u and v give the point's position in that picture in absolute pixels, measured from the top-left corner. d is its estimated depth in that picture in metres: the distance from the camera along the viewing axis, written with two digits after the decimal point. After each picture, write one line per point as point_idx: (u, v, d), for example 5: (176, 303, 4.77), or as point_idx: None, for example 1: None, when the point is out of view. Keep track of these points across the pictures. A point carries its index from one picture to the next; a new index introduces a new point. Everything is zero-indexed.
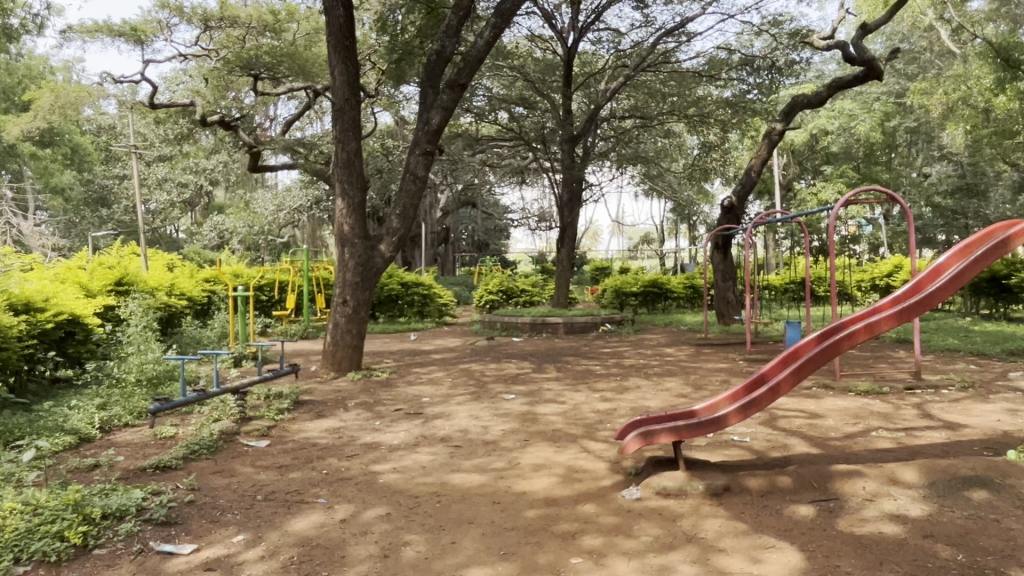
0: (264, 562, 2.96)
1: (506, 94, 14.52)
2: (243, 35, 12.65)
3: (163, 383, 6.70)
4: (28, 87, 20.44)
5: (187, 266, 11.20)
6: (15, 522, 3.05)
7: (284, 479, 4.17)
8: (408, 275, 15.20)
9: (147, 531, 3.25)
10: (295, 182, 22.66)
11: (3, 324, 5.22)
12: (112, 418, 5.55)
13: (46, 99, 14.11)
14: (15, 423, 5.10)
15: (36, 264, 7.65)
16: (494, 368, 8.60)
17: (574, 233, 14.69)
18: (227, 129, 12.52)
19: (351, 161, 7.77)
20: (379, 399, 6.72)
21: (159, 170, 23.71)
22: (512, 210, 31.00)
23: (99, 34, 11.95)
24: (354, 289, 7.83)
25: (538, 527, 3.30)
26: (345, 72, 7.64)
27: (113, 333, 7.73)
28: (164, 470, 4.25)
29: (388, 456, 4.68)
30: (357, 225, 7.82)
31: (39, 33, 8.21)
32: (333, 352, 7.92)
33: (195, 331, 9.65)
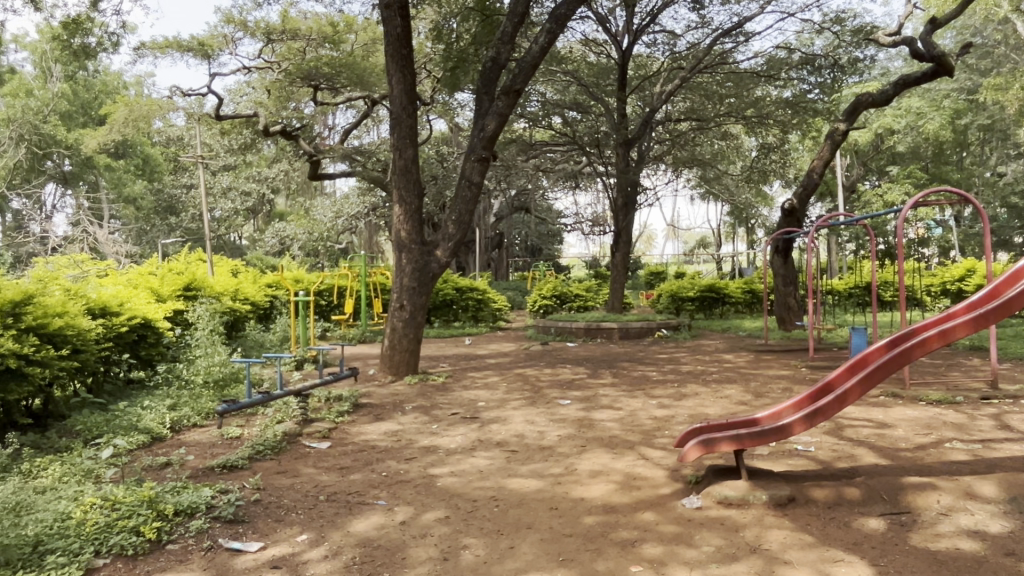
0: (328, 562, 3.02)
1: (559, 99, 14.46)
2: (304, 47, 13.05)
3: (229, 385, 6.97)
4: (104, 102, 21.58)
5: (251, 271, 11.56)
6: (95, 516, 3.20)
7: (345, 480, 4.25)
8: (463, 279, 15.37)
9: (216, 528, 3.36)
10: (352, 190, 23.20)
11: (83, 328, 5.50)
12: (182, 417, 5.79)
13: (121, 114, 14.82)
14: (93, 423, 5.36)
15: (112, 271, 8.04)
16: (549, 373, 8.58)
17: (629, 237, 14.57)
18: (289, 139, 12.85)
19: (408, 167, 7.90)
20: (436, 403, 6.79)
21: (223, 180, 24.62)
22: (565, 215, 30.95)
23: (170, 50, 12.47)
24: (412, 294, 7.93)
25: (597, 534, 3.27)
26: (403, 80, 7.77)
27: (181, 336, 8.03)
28: (231, 469, 4.39)
29: (446, 460, 4.72)
30: (414, 231, 7.92)
31: (114, 50, 8.62)
32: (391, 356, 8.05)
33: (258, 335, 9.96)
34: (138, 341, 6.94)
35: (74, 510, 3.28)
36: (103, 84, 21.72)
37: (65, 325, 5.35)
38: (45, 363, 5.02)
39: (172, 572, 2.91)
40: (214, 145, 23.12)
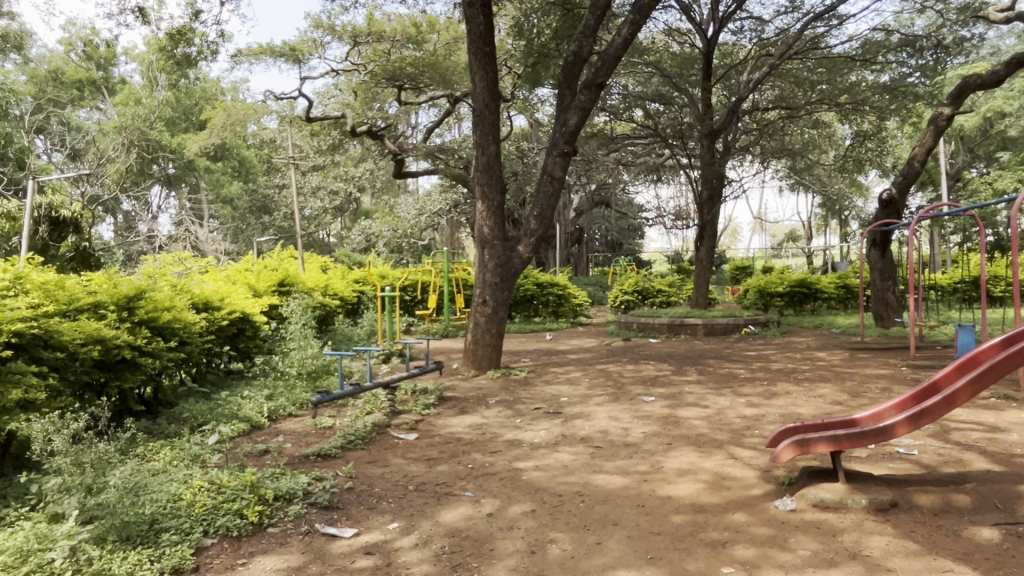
0: (418, 551, 3.10)
1: (641, 91, 14.22)
2: (389, 48, 13.40)
3: (321, 377, 7.27)
4: (203, 107, 22.83)
5: (339, 268, 11.99)
6: (203, 499, 3.41)
7: (432, 471, 4.35)
8: (544, 275, 15.39)
9: (313, 513, 3.51)
10: (434, 188, 23.65)
11: (188, 323, 5.85)
12: (279, 407, 6.07)
13: (219, 118, 15.61)
14: (198, 411, 5.69)
15: (212, 268, 8.50)
16: (632, 370, 8.48)
17: (714, 230, 14.18)
18: (375, 138, 13.12)
19: (491, 164, 7.96)
20: (519, 397, 6.84)
21: (313, 180, 25.55)
22: (646, 209, 30.43)
23: (264, 56, 13.05)
24: (494, 290, 8.01)
25: (686, 533, 3.22)
26: (486, 77, 7.84)
27: (276, 330, 8.40)
28: (324, 458, 4.57)
29: (531, 454, 4.75)
30: (496, 226, 7.99)
31: (213, 58, 9.06)
32: (474, 350, 8.15)
33: (347, 329, 10.31)
34: (237, 335, 7.32)
35: (184, 492, 3.50)
36: (203, 90, 22.96)
37: (173, 318, 5.70)
38: (155, 354, 5.38)
39: (274, 554, 3.06)
40: (304, 147, 23.99)
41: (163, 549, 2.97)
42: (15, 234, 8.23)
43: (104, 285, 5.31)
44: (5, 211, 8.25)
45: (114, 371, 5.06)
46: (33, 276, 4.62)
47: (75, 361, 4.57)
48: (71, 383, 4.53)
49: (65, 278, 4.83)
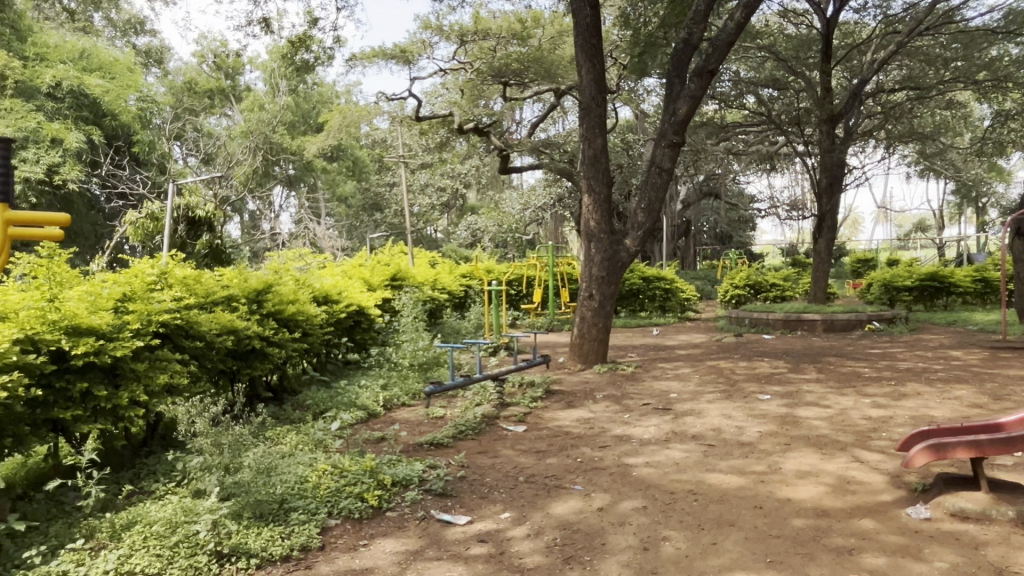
0: (530, 541, 3.14)
1: (754, 77, 13.63)
2: (495, 45, 13.38)
3: (431, 368, 7.51)
4: (320, 111, 24.06)
5: (447, 263, 12.28)
6: (327, 481, 3.60)
7: (542, 463, 4.39)
8: (650, 269, 15.12)
9: (428, 500, 3.63)
10: (539, 182, 23.72)
11: (309, 315, 6.20)
12: (393, 396, 6.31)
13: (336, 121, 16.35)
14: (320, 398, 6.01)
15: (330, 263, 8.94)
16: (745, 367, 8.17)
17: (834, 221, 13.42)
18: (481, 134, 13.17)
19: (597, 157, 7.88)
20: (627, 392, 6.76)
21: (421, 177, 26.08)
22: (759, 200, 29.19)
23: (377, 59, 13.52)
24: (601, 283, 7.95)
25: (808, 537, 3.08)
26: (592, 70, 7.77)
27: (390, 322, 8.75)
28: (437, 446, 4.72)
29: (641, 450, 4.69)
30: (603, 220, 7.93)
31: (329, 63, 9.49)
32: (580, 344, 8.11)
33: (455, 323, 10.57)
34: (354, 327, 7.69)
35: (311, 474, 3.70)
36: (320, 95, 24.18)
37: (297, 310, 6.06)
38: (282, 344, 5.73)
39: (392, 536, 3.19)
40: (413, 145, 24.63)
41: (293, 527, 3.16)
42: (157, 233, 8.94)
43: (235, 279, 5.69)
44: (149, 212, 8.99)
45: (246, 359, 5.42)
46: (176, 271, 4.99)
47: (212, 349, 4.92)
48: (210, 370, 4.90)
49: (201, 273, 5.20)
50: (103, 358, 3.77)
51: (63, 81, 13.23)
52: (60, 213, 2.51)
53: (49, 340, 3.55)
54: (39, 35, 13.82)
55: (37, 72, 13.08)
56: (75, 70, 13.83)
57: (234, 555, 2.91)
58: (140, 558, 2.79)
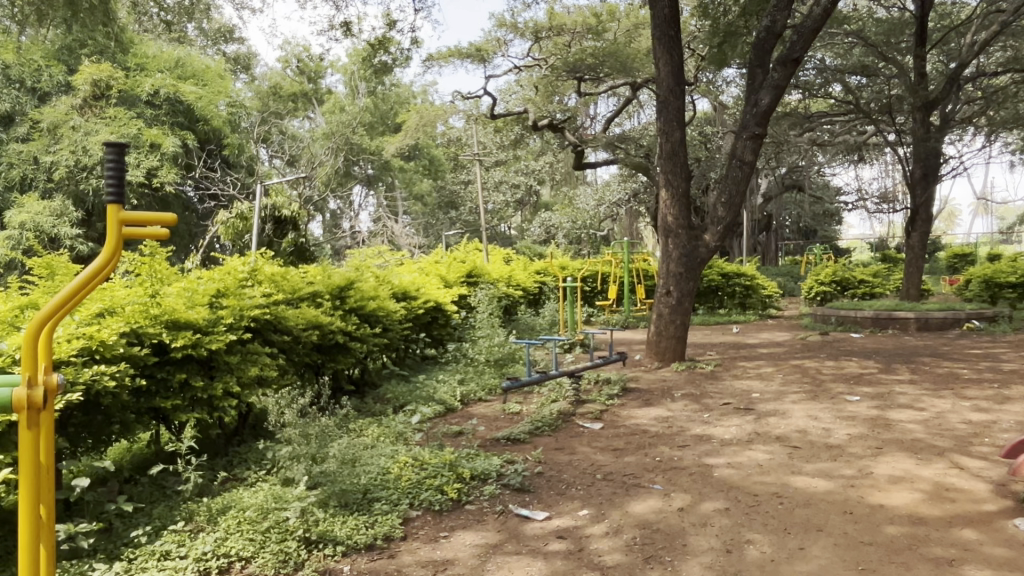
0: (609, 539, 3.12)
1: (842, 64, 13.03)
2: (570, 41, 13.36)
3: (508, 364, 7.49)
4: (397, 111, 24.60)
5: (521, 259, 12.31)
6: (408, 473, 3.69)
7: (619, 462, 4.34)
8: (730, 265, 14.73)
9: (506, 494, 3.66)
10: (614, 177, 23.45)
11: (388, 310, 6.35)
12: (470, 391, 6.40)
13: (414, 121, 16.67)
14: (399, 392, 6.15)
15: (408, 260, 9.13)
16: (832, 366, 7.84)
17: (929, 214, 12.69)
18: (555, 130, 13.13)
19: (675, 151, 7.73)
20: (706, 391, 6.61)
21: (496, 174, 25.88)
22: (845, 192, 27.94)
23: (453, 59, 13.69)
24: (678, 280, 7.81)
25: (903, 545, 2.94)
26: (670, 62, 7.61)
27: (466, 319, 8.85)
28: (514, 442, 4.75)
29: (722, 450, 4.57)
30: (681, 215, 7.77)
31: (406, 65, 9.67)
32: (657, 342, 7.98)
33: (530, 319, 10.58)
34: (432, 322, 7.83)
35: (393, 466, 3.80)
36: (397, 96, 24.70)
37: (377, 306, 6.23)
38: (363, 339, 5.90)
39: (472, 529, 3.24)
40: (488, 143, 24.79)
41: (376, 517, 3.26)
42: (246, 232, 9.36)
43: (320, 276, 5.90)
44: (239, 212, 9.43)
45: (329, 353, 5.61)
46: (265, 268, 5.21)
47: (298, 343, 5.12)
48: (296, 363, 5.10)
49: (288, 270, 5.40)
50: (200, 350, 3.98)
51: (160, 88, 14.05)
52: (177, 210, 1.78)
53: (152, 333, 3.77)
54: (140, 46, 14.82)
55: (137, 82, 13.94)
56: (171, 78, 14.61)
57: (321, 542, 3.01)
58: (235, 542, 2.93)
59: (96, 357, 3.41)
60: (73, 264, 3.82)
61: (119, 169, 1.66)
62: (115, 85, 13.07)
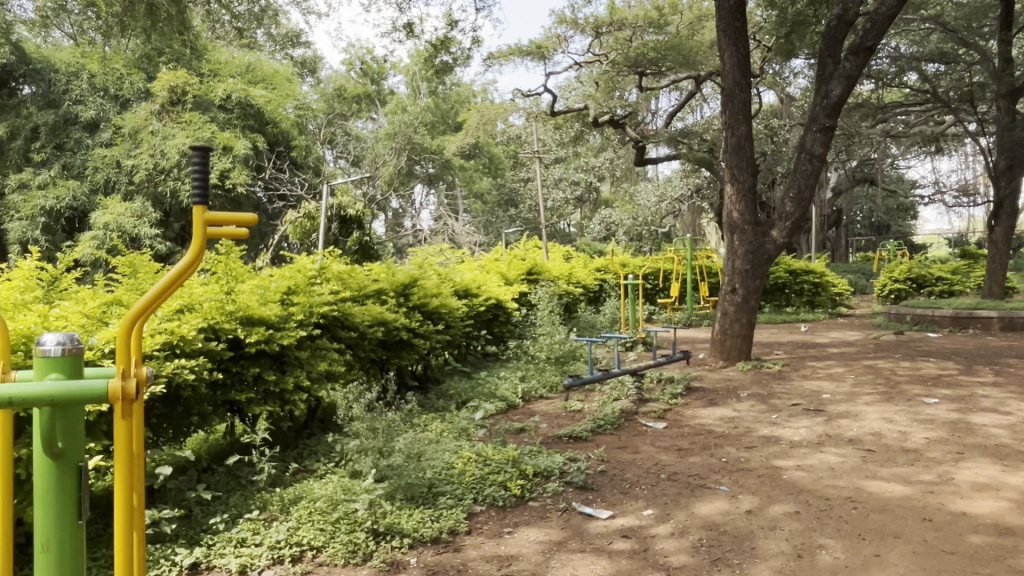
0: (675, 540, 3.08)
1: (918, 51, 12.45)
2: (631, 36, 13.10)
3: (569, 361, 7.46)
4: (458, 110, 24.86)
5: (581, 256, 12.26)
6: (472, 469, 3.73)
7: (684, 462, 4.28)
8: (797, 262, 14.32)
9: (569, 492, 3.65)
10: (676, 173, 23.09)
11: (451, 307, 6.43)
12: (531, 388, 6.42)
13: (474, 119, 16.77)
14: (461, 388, 6.22)
15: (469, 258, 9.22)
16: (908, 367, 7.52)
17: (1014, 207, 12.03)
18: (616, 126, 12.98)
19: (741, 145, 7.54)
20: (773, 392, 6.43)
21: (555, 171, 25.77)
22: (921, 185, 26.74)
23: (513, 57, 13.72)
24: (744, 277, 7.63)
25: (989, 556, 2.80)
26: (736, 53, 7.44)
27: (526, 316, 8.87)
28: (576, 440, 4.74)
29: (791, 452, 4.45)
30: (747, 210, 7.58)
31: (467, 64, 9.74)
32: (722, 340, 7.81)
33: (590, 317, 10.51)
34: (493, 319, 7.89)
35: (457, 461, 3.85)
36: (457, 95, 24.96)
37: (440, 304, 6.32)
38: (426, 335, 6.00)
39: (535, 526, 3.24)
40: (547, 140, 24.73)
41: (441, 511, 3.31)
42: (314, 231, 9.64)
43: (385, 274, 6.01)
44: (307, 212, 9.71)
45: (393, 349, 5.72)
46: (333, 266, 5.34)
47: (364, 339, 5.24)
48: (363, 358, 5.23)
49: (355, 268, 5.52)
50: (273, 345, 4.12)
51: (232, 93, 14.61)
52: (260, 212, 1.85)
53: (227, 329, 3.91)
54: (212, 53, 15.48)
55: (211, 87, 14.53)
56: (242, 83, 15.16)
57: (389, 534, 3.08)
58: (306, 531, 3.04)
59: (177, 351, 3.57)
60: (155, 263, 4.01)
61: (204, 170, 1.72)
62: (190, 91, 13.67)
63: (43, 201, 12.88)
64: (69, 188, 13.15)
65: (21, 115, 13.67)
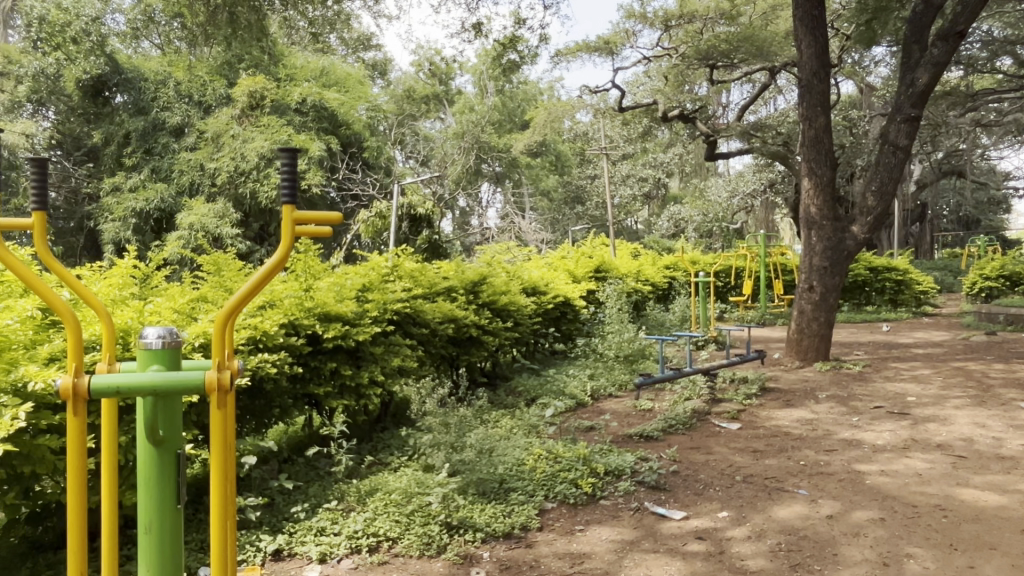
0: (751, 543, 3.00)
1: (1013, 35, 11.72)
2: (702, 28, 12.83)
3: (638, 360, 7.37)
4: (524, 109, 24.94)
5: (650, 254, 12.10)
6: (543, 466, 3.74)
7: (760, 464, 4.17)
8: (879, 259, 13.72)
9: (641, 492, 3.62)
10: (749, 168, 22.46)
11: (519, 304, 6.45)
12: (600, 387, 6.38)
13: (541, 117, 16.71)
14: (530, 385, 6.24)
15: (537, 256, 9.24)
16: (1002, 370, 7.10)
17: None
18: (686, 121, 12.71)
19: (819, 138, 7.27)
20: (854, 393, 6.19)
21: (623, 167, 25.44)
22: (1015, 176, 25.18)
23: (581, 53, 13.63)
24: (823, 274, 7.38)
25: None
26: (814, 43, 7.18)
27: (595, 314, 8.82)
28: (647, 439, 4.69)
29: (875, 457, 4.27)
30: (826, 205, 7.31)
31: (533, 62, 9.74)
32: (798, 340, 7.55)
33: (659, 314, 10.36)
34: (561, 318, 7.88)
35: (528, 458, 3.87)
36: (524, 93, 25.00)
37: (509, 301, 6.35)
38: (495, 332, 6.03)
39: (607, 525, 3.23)
40: (614, 136, 24.49)
41: (513, 507, 3.33)
42: (385, 230, 9.84)
43: (454, 272, 6.08)
44: (378, 211, 9.93)
45: (463, 346, 5.78)
46: (405, 264, 5.43)
47: (435, 336, 5.32)
48: (433, 355, 5.31)
49: (426, 266, 5.61)
50: (349, 341, 4.23)
51: (307, 97, 15.10)
52: (345, 211, 1.89)
53: (306, 324, 4.04)
54: (288, 58, 16.04)
55: (287, 92, 15.07)
56: (316, 87, 15.64)
57: (461, 527, 3.12)
58: (383, 522, 3.11)
59: (261, 346, 3.71)
60: (238, 262, 4.17)
61: (293, 173, 1.78)
62: (267, 96, 14.14)
63: (134, 203, 13.69)
64: (157, 191, 13.87)
65: (114, 123, 14.51)
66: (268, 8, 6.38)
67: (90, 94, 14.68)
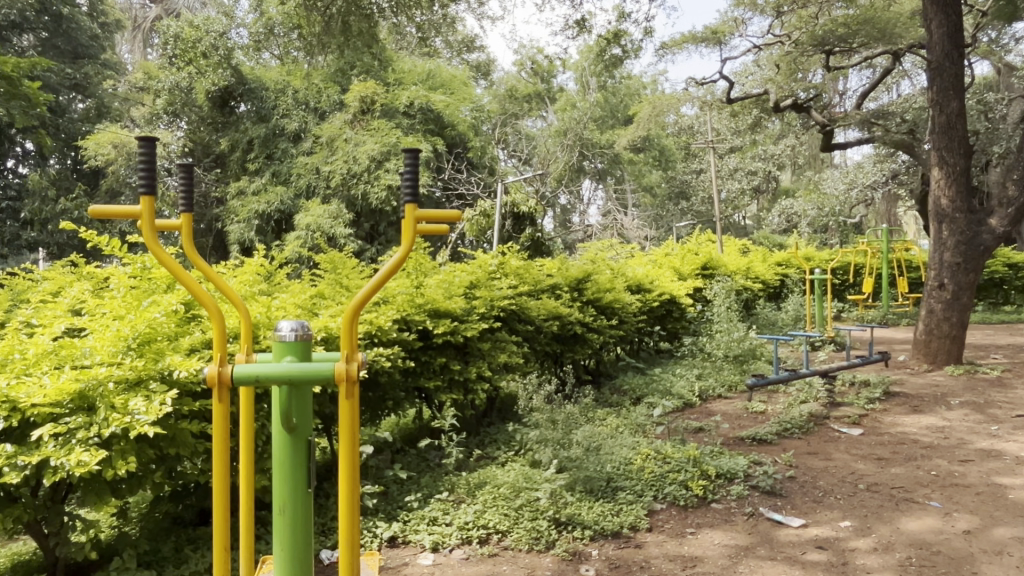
0: (878, 556, 2.83)
1: None
2: (816, 13, 12.12)
3: (748, 361, 7.12)
4: (627, 104, 24.67)
5: (761, 250, 11.62)
6: (651, 466, 3.67)
7: (885, 472, 3.92)
8: (1019, 254, 12.53)
9: (755, 496, 3.49)
10: (869, 158, 20.95)
11: (623, 301, 6.37)
12: (709, 387, 6.20)
13: (644, 111, 16.31)
14: (636, 384, 6.15)
15: (640, 253, 9.09)
16: None
17: None
18: (800, 110, 12.07)
19: (951, 124, 6.73)
20: (992, 400, 5.70)
21: (731, 160, 24.50)
22: None
23: (687, 44, 13.26)
24: (954, 271, 6.83)
25: None
26: (945, 23, 6.66)
27: (702, 312, 8.59)
28: (760, 442, 4.52)
29: (1018, 469, 3.93)
30: (959, 197, 6.76)
31: (637, 55, 9.59)
32: (926, 342, 7.05)
33: (770, 314, 9.96)
34: (666, 316, 7.75)
35: (636, 457, 3.81)
36: (627, 88, 24.72)
37: (613, 299, 6.29)
38: (600, 330, 6.00)
39: (720, 529, 3.14)
40: (721, 129, 23.67)
41: (621, 505, 3.30)
42: (489, 229, 9.96)
43: (558, 269, 6.09)
44: (482, 210, 10.07)
45: (568, 344, 5.78)
46: (510, 261, 5.49)
47: (540, 333, 5.35)
48: (538, 351, 5.35)
49: (531, 264, 5.64)
50: (457, 337, 4.33)
51: (415, 100, 15.54)
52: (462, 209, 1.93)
53: (418, 320, 4.16)
54: (398, 64, 16.61)
55: (396, 96, 15.53)
56: (423, 89, 16.04)
57: (570, 524, 3.13)
58: (492, 515, 3.16)
59: (376, 341, 3.86)
60: (353, 260, 4.35)
61: (414, 172, 1.84)
62: (377, 100, 14.83)
63: (257, 206, 14.63)
64: (277, 194, 14.68)
65: (239, 130, 15.51)
66: (379, 15, 6.60)
67: (218, 105, 15.74)
